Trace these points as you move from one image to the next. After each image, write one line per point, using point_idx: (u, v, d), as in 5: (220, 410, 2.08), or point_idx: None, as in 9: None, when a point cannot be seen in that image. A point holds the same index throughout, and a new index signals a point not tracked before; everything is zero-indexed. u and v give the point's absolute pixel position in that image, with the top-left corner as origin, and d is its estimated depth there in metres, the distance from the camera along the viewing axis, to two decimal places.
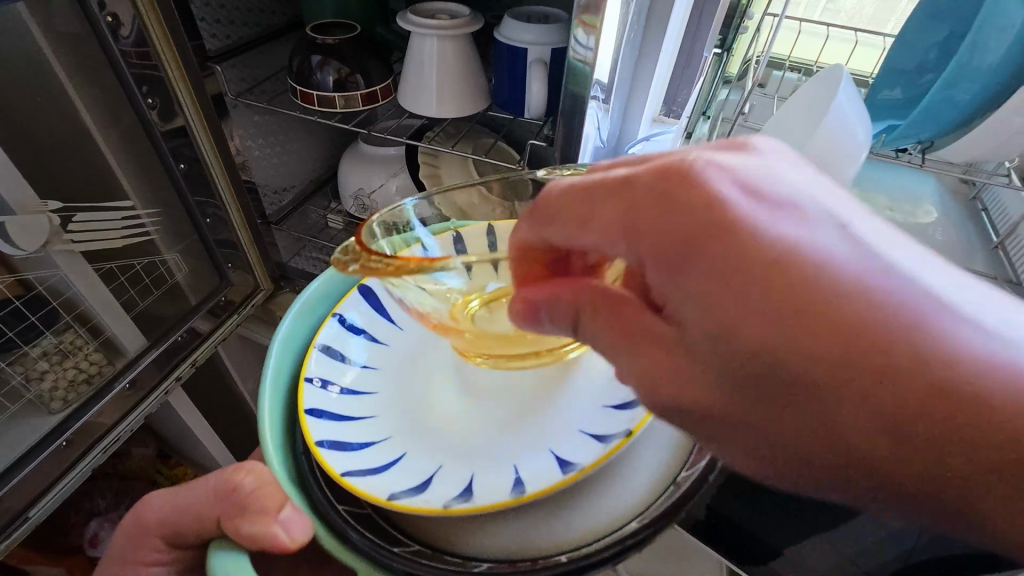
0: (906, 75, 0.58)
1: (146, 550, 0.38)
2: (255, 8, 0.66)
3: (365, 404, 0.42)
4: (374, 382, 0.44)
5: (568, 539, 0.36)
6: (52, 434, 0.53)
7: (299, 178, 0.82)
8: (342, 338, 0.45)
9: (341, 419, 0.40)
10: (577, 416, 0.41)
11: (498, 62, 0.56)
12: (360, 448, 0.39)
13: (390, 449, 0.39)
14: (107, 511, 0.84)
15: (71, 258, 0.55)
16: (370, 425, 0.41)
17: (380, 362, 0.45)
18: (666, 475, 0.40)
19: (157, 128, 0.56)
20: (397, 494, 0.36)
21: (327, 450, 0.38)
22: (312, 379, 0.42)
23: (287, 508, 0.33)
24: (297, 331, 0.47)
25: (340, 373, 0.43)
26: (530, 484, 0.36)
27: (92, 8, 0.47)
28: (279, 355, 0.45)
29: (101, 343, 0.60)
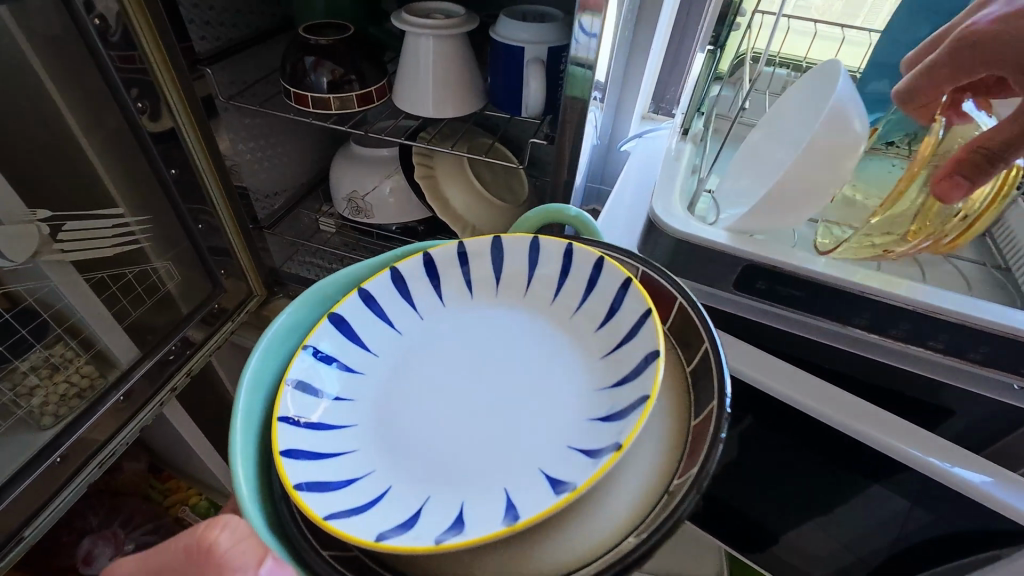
0: (891, 68, 0.57)
1: None
2: (244, 8, 0.65)
3: (342, 439, 0.38)
4: (352, 415, 0.39)
5: (575, 558, 0.31)
6: (44, 451, 0.51)
7: (290, 182, 0.81)
8: (314, 370, 0.40)
9: (317, 458, 0.36)
10: (570, 427, 0.36)
11: (494, 60, 0.56)
12: (343, 485, 0.35)
13: (376, 482, 0.35)
14: (99, 529, 0.81)
15: (61, 268, 0.52)
16: (351, 461, 0.37)
17: (358, 393, 0.41)
18: (669, 467, 0.34)
19: (147, 131, 0.54)
20: (385, 533, 0.32)
21: (308, 493, 0.34)
22: (288, 418, 0.37)
23: (269, 559, 0.27)
24: (266, 362, 0.41)
25: (312, 409, 0.39)
26: (525, 508, 0.32)
27: (78, 10, 0.46)
28: (248, 391, 0.39)
29: (93, 356, 0.58)
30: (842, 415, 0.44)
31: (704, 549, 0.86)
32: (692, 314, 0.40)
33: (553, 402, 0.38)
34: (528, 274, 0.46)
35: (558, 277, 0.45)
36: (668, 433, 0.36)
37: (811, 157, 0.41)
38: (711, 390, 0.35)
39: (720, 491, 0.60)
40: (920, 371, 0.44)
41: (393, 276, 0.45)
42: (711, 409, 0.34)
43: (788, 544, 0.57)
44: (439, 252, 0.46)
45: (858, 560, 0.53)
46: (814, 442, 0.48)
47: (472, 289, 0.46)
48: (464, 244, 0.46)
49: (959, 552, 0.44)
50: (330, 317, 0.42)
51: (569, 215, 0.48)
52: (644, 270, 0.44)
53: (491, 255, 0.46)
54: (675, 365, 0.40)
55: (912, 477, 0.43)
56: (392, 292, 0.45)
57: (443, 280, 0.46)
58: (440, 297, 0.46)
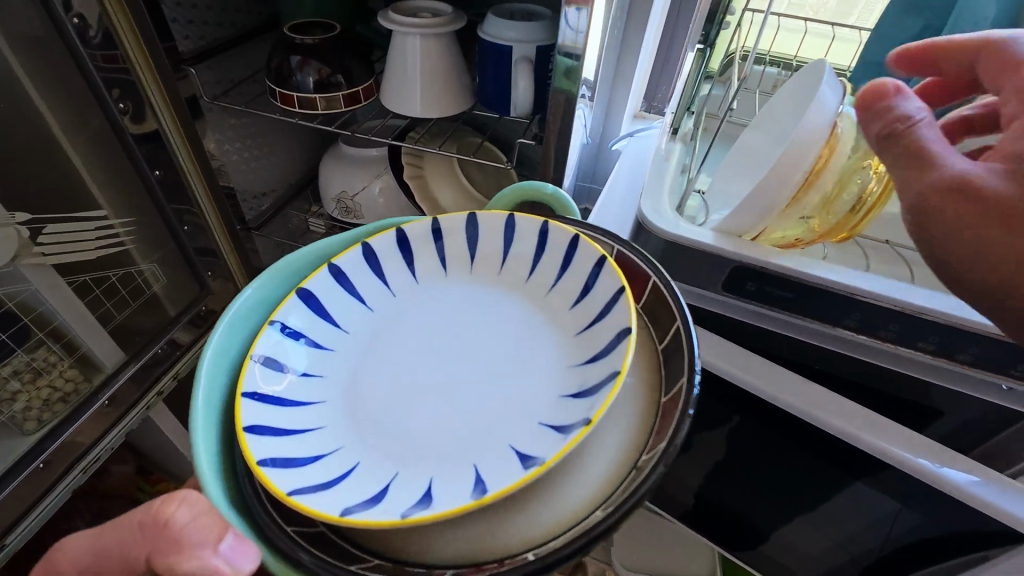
0: (882, 67, 0.56)
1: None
2: (229, 7, 0.64)
3: (308, 416, 0.37)
4: (322, 391, 0.39)
5: (542, 532, 0.31)
6: (28, 455, 0.50)
7: (278, 183, 0.80)
8: (281, 346, 0.40)
9: (283, 435, 0.36)
10: (543, 404, 0.36)
11: (481, 59, 0.56)
12: (309, 462, 0.35)
13: (343, 459, 0.35)
14: None
15: (42, 270, 0.52)
16: (317, 438, 0.36)
17: (327, 368, 0.40)
18: (639, 444, 0.34)
19: (130, 134, 0.54)
20: (350, 508, 0.31)
21: (271, 468, 0.33)
22: (253, 394, 0.36)
23: (229, 534, 0.27)
24: (230, 336, 0.41)
25: (278, 384, 0.38)
26: (493, 483, 0.31)
27: (56, 9, 0.45)
28: (210, 366, 0.38)
29: (77, 359, 0.58)
30: (836, 419, 0.43)
31: (695, 548, 0.86)
32: (666, 295, 0.39)
33: (523, 379, 0.38)
34: (503, 253, 0.45)
35: (533, 256, 0.44)
36: (640, 410, 0.36)
37: (796, 151, 0.41)
38: (682, 367, 0.35)
39: (710, 490, 0.60)
40: (896, 364, 0.44)
41: (364, 251, 0.44)
42: (681, 386, 0.34)
43: (778, 542, 0.57)
44: (412, 229, 0.45)
45: (850, 558, 0.53)
46: (803, 443, 0.48)
47: (446, 269, 0.46)
48: (438, 221, 0.45)
49: (949, 553, 0.44)
50: (300, 291, 0.42)
51: (545, 192, 0.48)
52: (618, 249, 0.44)
53: (466, 233, 0.46)
54: (647, 343, 0.40)
55: (902, 478, 0.43)
56: (363, 267, 0.44)
57: (418, 260, 0.46)
58: (413, 275, 0.45)
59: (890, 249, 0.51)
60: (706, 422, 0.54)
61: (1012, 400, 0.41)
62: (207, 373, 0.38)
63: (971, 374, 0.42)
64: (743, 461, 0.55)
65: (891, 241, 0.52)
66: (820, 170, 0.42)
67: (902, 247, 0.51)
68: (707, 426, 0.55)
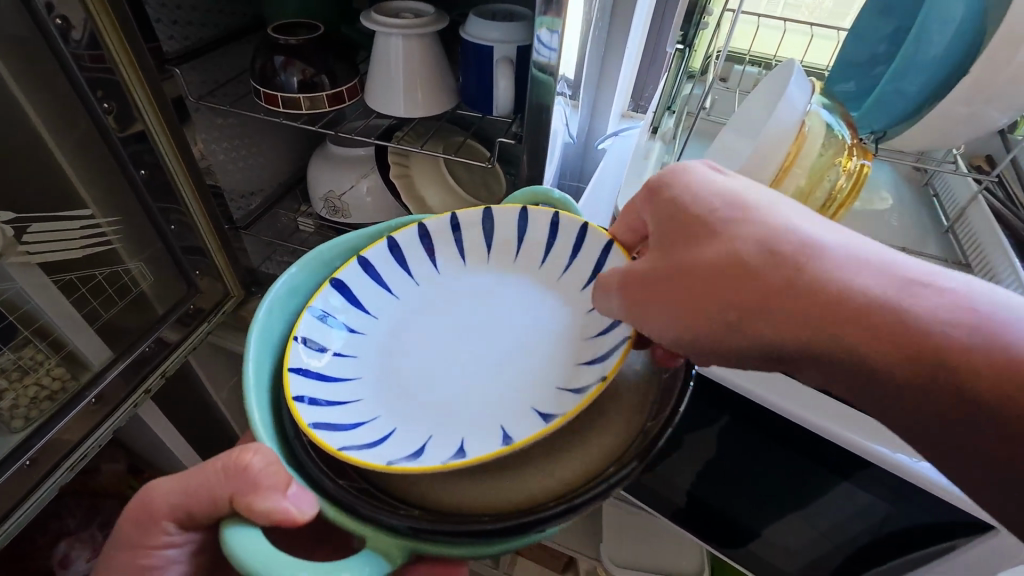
0: (858, 68, 0.58)
1: (157, 535, 0.43)
2: (213, 8, 0.65)
3: (347, 390, 0.40)
4: (356, 368, 0.42)
5: (561, 484, 0.33)
6: (14, 453, 0.51)
7: (267, 182, 0.80)
8: (318, 329, 0.43)
9: (328, 406, 0.39)
10: (558, 374, 0.39)
11: (464, 60, 0.56)
12: (351, 428, 0.38)
13: (382, 425, 0.38)
14: (77, 530, 0.82)
15: (25, 270, 0.53)
16: (355, 409, 0.39)
17: (358, 350, 0.43)
18: (641, 413, 0.36)
19: (116, 135, 0.54)
20: (396, 459, 0.35)
21: (320, 430, 0.36)
22: (298, 369, 0.40)
23: (294, 485, 0.33)
24: (273, 317, 0.43)
25: (318, 361, 0.41)
26: (520, 435, 0.35)
27: (38, 11, 0.45)
28: (257, 342, 0.41)
29: (63, 358, 0.58)
30: (806, 411, 0.45)
31: (685, 545, 0.87)
32: None
33: (538, 356, 0.41)
34: (517, 240, 0.47)
35: (546, 242, 0.46)
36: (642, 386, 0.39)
37: (767, 149, 0.42)
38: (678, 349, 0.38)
39: (697, 486, 0.60)
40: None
41: (390, 244, 0.47)
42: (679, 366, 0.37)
43: (760, 535, 0.58)
44: (432, 225, 0.48)
45: (835, 546, 0.53)
46: (779, 437, 0.49)
47: (464, 261, 0.48)
48: (455, 216, 0.48)
49: (925, 542, 0.45)
50: (333, 282, 0.45)
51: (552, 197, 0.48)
52: None
53: (483, 225, 0.48)
54: None
55: (878, 469, 0.44)
56: (390, 261, 0.47)
57: (437, 252, 0.48)
58: (435, 266, 0.48)
59: None
60: (689, 418, 0.55)
61: None
62: (254, 351, 0.40)
63: None
64: (724, 456, 0.55)
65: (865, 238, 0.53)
66: (790, 165, 0.43)
67: None
68: (691, 422, 0.55)
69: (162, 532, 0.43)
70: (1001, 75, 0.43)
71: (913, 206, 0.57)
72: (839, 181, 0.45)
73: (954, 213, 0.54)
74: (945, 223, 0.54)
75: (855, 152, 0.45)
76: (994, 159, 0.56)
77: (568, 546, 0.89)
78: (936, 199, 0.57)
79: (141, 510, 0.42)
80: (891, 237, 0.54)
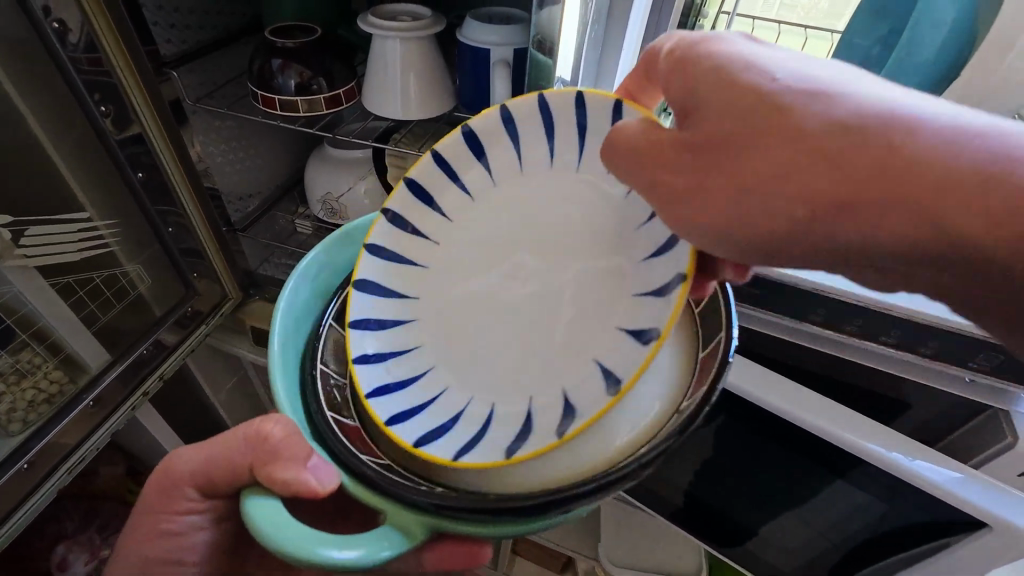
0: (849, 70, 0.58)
1: (179, 501, 0.48)
2: (211, 11, 0.65)
3: (412, 361, 0.42)
4: (419, 336, 0.43)
5: (588, 465, 0.32)
6: (13, 456, 0.51)
7: (265, 184, 0.80)
8: (370, 305, 0.43)
9: (399, 388, 0.40)
10: (618, 312, 0.37)
11: (461, 63, 0.57)
12: (421, 410, 0.39)
13: (453, 398, 0.40)
14: (75, 533, 0.82)
15: (24, 273, 0.54)
16: (427, 381, 0.41)
17: (416, 313, 0.44)
18: (682, 389, 0.33)
19: (113, 137, 0.54)
20: (461, 453, 0.35)
21: (394, 425, 0.37)
22: (364, 358, 0.41)
23: (316, 456, 0.34)
24: (300, 289, 0.43)
25: (374, 342, 0.42)
26: (583, 405, 0.34)
27: (36, 14, 0.45)
28: (285, 316, 0.41)
29: (61, 361, 0.60)
30: (801, 411, 0.46)
31: (684, 544, 0.88)
32: None
33: (594, 295, 0.38)
34: (546, 151, 0.42)
35: (579, 141, 0.41)
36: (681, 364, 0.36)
37: None
38: (718, 322, 0.35)
39: (695, 485, 0.61)
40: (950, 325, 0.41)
41: (411, 187, 0.45)
42: (719, 341, 0.34)
43: (758, 534, 0.59)
44: (445, 147, 0.45)
45: (832, 544, 0.53)
46: (775, 435, 0.49)
47: (471, 195, 0.45)
48: (471, 125, 0.43)
49: (918, 540, 0.45)
50: (368, 249, 0.44)
51: None
52: None
53: (506, 132, 0.43)
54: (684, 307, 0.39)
55: (873, 467, 0.44)
56: (412, 200, 0.45)
57: (459, 173, 0.45)
58: (463, 189, 0.45)
59: None
60: None
61: (975, 392, 0.44)
62: (281, 324, 0.41)
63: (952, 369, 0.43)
64: (721, 455, 0.56)
65: None
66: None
67: None
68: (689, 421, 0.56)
69: (184, 497, 0.48)
70: None
71: None
72: None
73: None
74: None
75: None
76: None
77: (565, 546, 0.90)
78: None
79: (166, 477, 0.48)
80: None
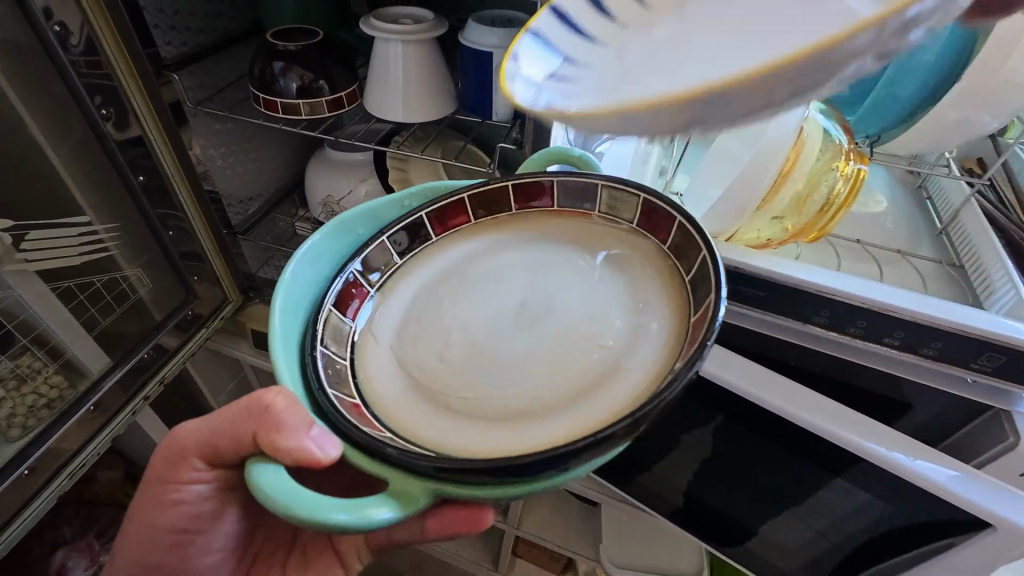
0: None
1: (187, 470, 0.48)
2: (213, 14, 0.65)
3: (588, 50, 0.40)
4: (596, 49, 0.40)
5: (585, 426, 0.32)
6: (13, 462, 0.50)
7: (266, 187, 0.80)
8: (558, 31, 0.41)
9: (563, 79, 0.38)
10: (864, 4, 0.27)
11: (463, 65, 0.57)
12: (575, 82, 0.38)
13: (619, 84, 0.36)
14: (73, 539, 0.81)
15: (24, 278, 0.54)
16: (591, 74, 0.38)
17: (594, 53, 0.40)
18: (672, 351, 0.34)
19: (113, 140, 0.54)
20: (630, 96, 0.33)
21: (554, 80, 0.38)
22: (539, 32, 0.41)
23: (317, 427, 0.34)
24: (301, 273, 0.42)
25: (547, 57, 0.40)
26: (792, 45, 0.28)
27: (36, 17, 0.45)
28: (284, 301, 0.40)
29: (61, 365, 0.59)
30: (803, 412, 0.46)
31: (685, 545, 0.88)
32: (691, 229, 0.39)
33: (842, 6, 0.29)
34: None
35: None
36: (671, 326, 0.36)
37: (766, 154, 0.43)
38: (709, 284, 0.35)
39: (695, 486, 0.61)
40: (948, 323, 0.41)
41: None
42: (710, 301, 0.34)
43: (757, 534, 0.59)
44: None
45: (833, 546, 0.54)
46: (777, 437, 0.49)
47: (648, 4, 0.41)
48: None
49: (919, 541, 0.46)
50: (550, 8, 0.42)
51: (572, 155, 0.49)
52: (643, 196, 0.43)
53: None
54: (673, 275, 0.39)
55: (875, 469, 0.44)
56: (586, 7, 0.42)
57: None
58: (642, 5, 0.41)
59: (861, 248, 0.53)
60: (687, 418, 0.56)
61: (975, 392, 0.44)
62: (281, 307, 0.39)
63: (957, 371, 0.43)
64: (722, 457, 0.56)
65: (861, 239, 0.54)
66: (788, 171, 0.44)
67: (872, 245, 0.52)
68: (690, 423, 0.56)
69: (190, 468, 0.48)
70: (994, 80, 0.44)
71: (906, 208, 0.58)
72: (837, 185, 0.47)
73: (947, 215, 0.55)
74: (938, 225, 0.55)
75: (852, 156, 0.47)
76: (985, 162, 0.57)
77: (569, 549, 0.90)
78: (930, 201, 0.58)
79: (173, 449, 0.48)
80: (886, 239, 0.55)
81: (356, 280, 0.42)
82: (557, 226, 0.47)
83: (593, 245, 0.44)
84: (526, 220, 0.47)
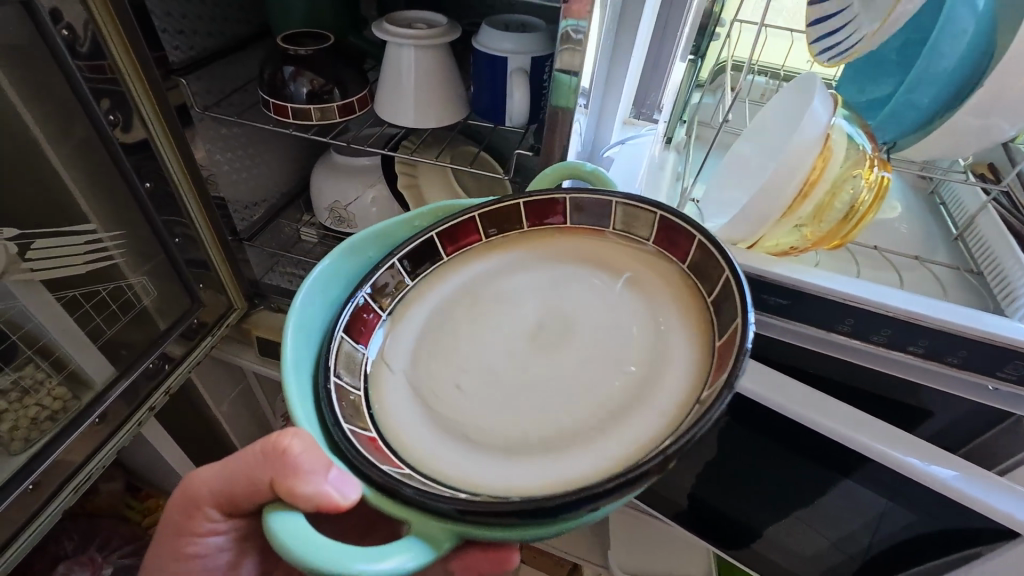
0: (869, 77, 0.60)
1: (201, 520, 0.47)
2: (220, 17, 0.64)
3: None
4: None
5: (613, 463, 0.31)
6: (17, 477, 0.49)
7: (270, 192, 0.79)
8: None
9: None
10: None
11: (477, 71, 0.56)
12: None
13: None
14: (75, 553, 0.80)
15: (29, 287, 0.52)
16: None
17: None
18: (699, 381, 0.33)
19: (119, 143, 0.52)
20: None
21: None
22: None
23: (335, 469, 0.32)
24: (312, 300, 0.41)
25: None
26: None
27: (45, 21, 0.44)
28: (296, 330, 0.39)
29: (65, 376, 0.58)
30: (824, 421, 0.45)
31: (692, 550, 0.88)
32: (711, 249, 0.38)
33: None
34: None
35: None
36: (698, 353, 0.35)
37: (792, 163, 0.43)
38: (735, 309, 0.34)
39: (711, 496, 0.60)
40: (971, 332, 0.41)
41: None
42: (736, 325, 0.33)
43: (772, 542, 0.59)
44: None
45: (847, 556, 0.54)
46: (798, 447, 0.49)
47: None
48: None
49: (939, 551, 0.46)
50: None
51: (586, 170, 0.48)
52: (661, 214, 0.42)
53: None
54: (696, 297, 0.39)
55: (896, 479, 0.44)
56: None
57: None
58: None
59: (879, 254, 0.53)
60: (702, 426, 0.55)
61: (995, 399, 0.44)
62: (293, 336, 0.38)
63: (982, 380, 0.43)
64: (739, 466, 0.56)
65: (879, 246, 0.54)
66: (815, 180, 0.44)
67: (890, 251, 0.52)
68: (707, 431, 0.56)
69: (207, 519, 0.47)
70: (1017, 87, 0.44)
71: (921, 213, 0.58)
72: (861, 193, 0.47)
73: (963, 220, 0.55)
74: (954, 231, 0.55)
75: (875, 162, 0.46)
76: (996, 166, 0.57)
77: (576, 555, 0.89)
78: (943, 206, 0.58)
79: (185, 500, 0.46)
80: (901, 245, 0.55)
81: (367, 304, 0.41)
82: (572, 244, 0.46)
83: (610, 265, 0.44)
84: (539, 238, 0.47)
